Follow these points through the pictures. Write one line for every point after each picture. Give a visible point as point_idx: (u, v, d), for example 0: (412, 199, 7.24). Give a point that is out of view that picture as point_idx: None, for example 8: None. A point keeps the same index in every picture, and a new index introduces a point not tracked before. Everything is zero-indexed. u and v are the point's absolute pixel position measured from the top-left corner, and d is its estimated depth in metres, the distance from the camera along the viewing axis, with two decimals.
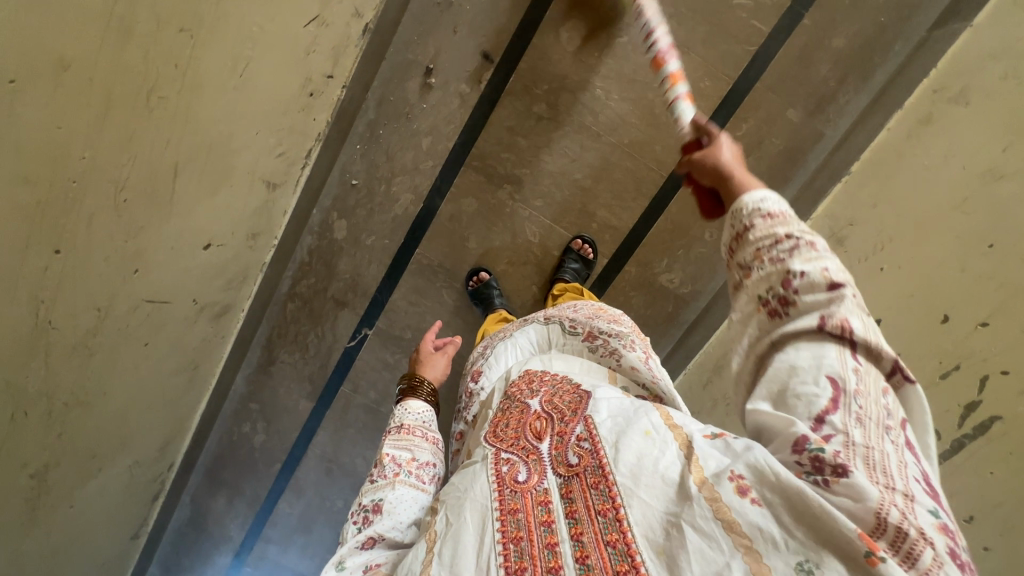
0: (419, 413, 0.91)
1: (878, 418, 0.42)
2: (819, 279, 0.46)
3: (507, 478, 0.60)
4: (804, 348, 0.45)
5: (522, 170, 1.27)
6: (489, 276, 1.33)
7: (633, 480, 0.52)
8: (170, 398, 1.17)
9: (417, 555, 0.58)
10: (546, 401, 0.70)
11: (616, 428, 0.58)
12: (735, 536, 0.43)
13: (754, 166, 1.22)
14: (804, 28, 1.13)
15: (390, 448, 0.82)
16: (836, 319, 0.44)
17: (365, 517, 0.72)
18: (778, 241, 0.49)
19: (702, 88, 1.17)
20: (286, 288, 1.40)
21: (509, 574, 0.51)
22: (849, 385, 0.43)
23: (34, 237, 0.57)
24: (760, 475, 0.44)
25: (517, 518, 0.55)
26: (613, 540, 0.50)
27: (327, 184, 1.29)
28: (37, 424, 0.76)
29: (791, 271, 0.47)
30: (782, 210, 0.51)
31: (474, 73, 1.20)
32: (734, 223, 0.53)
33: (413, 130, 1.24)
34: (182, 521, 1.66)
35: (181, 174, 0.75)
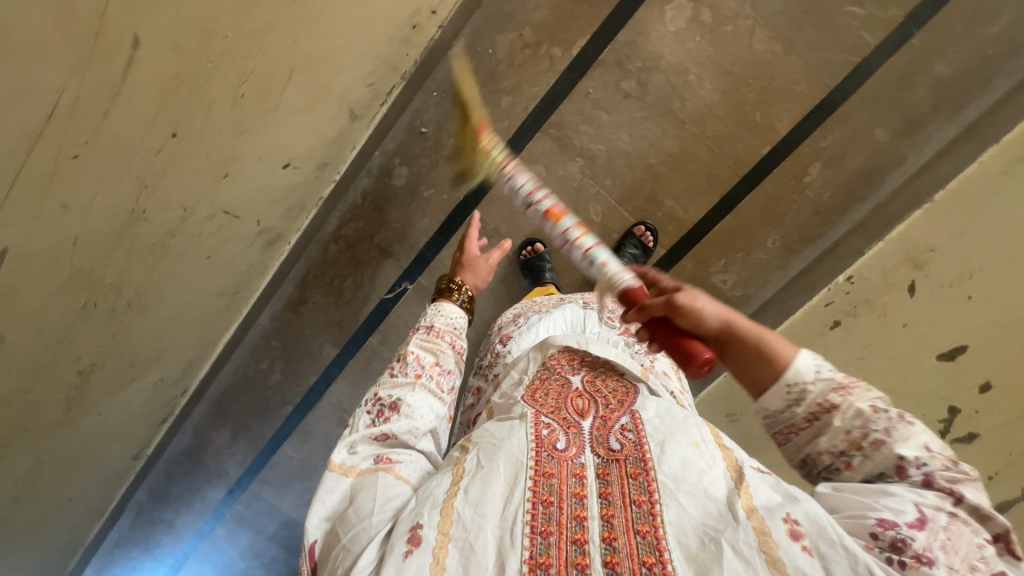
0: (452, 316, 0.83)
1: (968, 555, 0.42)
2: (932, 463, 0.46)
3: (545, 442, 0.59)
4: (892, 490, 0.45)
5: (597, 145, 1.24)
6: (543, 248, 1.31)
7: (675, 482, 0.53)
8: (207, 320, 1.13)
9: (442, 484, 0.56)
10: (589, 381, 0.71)
11: (663, 429, 0.59)
12: (777, 570, 0.44)
13: (831, 180, 1.21)
14: (910, 48, 1.11)
15: (416, 346, 0.75)
16: (945, 480, 0.45)
17: (380, 411, 0.67)
18: (870, 419, 0.47)
19: (797, 91, 1.16)
20: (331, 228, 1.35)
21: (534, 533, 0.50)
22: (942, 520, 0.43)
23: (161, 113, 0.53)
24: (822, 528, 0.45)
25: (550, 482, 0.55)
26: (644, 530, 0.50)
27: (394, 128, 1.25)
28: (99, 319, 0.72)
29: (903, 458, 0.46)
30: (846, 378, 0.50)
31: (569, 37, 1.16)
32: (798, 401, 0.50)
33: (495, 85, 1.20)
34: (180, 449, 1.61)
35: (293, 80, 0.70)
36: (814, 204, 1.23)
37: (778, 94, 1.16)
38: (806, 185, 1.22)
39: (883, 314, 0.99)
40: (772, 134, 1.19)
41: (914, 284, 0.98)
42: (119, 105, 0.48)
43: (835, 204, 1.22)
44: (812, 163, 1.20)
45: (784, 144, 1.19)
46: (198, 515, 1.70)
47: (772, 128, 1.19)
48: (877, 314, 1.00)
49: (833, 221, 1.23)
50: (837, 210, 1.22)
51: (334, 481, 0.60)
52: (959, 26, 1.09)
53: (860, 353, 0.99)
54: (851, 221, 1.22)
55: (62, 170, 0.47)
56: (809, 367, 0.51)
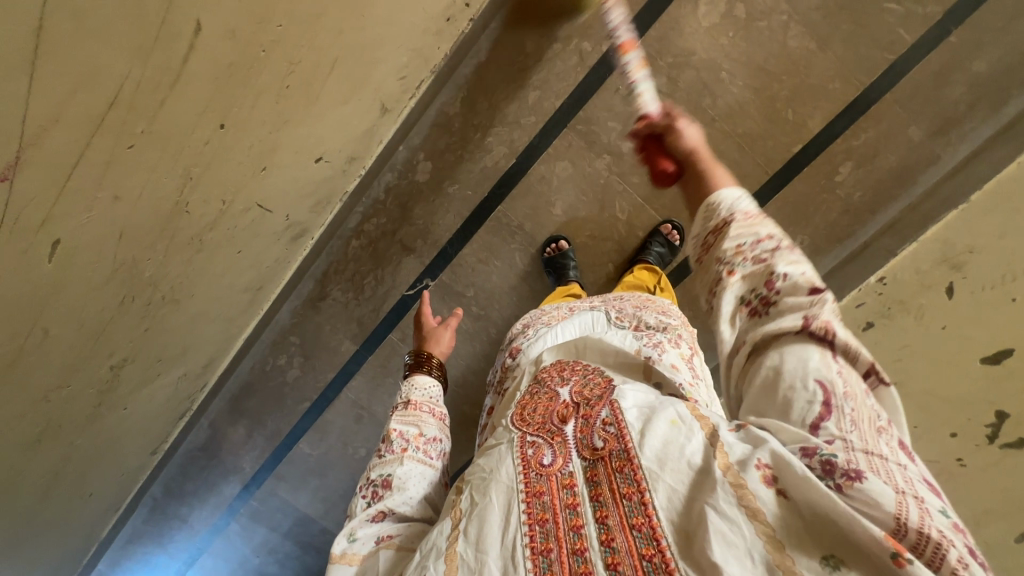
0: (427, 387, 0.83)
1: (870, 416, 0.41)
2: (800, 283, 0.46)
3: (532, 461, 0.56)
4: (789, 350, 0.44)
5: (624, 141, 1.22)
6: (567, 246, 1.28)
7: (660, 466, 0.48)
8: (231, 315, 1.12)
9: (442, 532, 0.54)
10: (577, 392, 0.63)
11: (643, 414, 0.54)
12: (760, 524, 0.40)
13: (862, 179, 1.19)
14: (948, 46, 1.09)
15: (397, 423, 0.75)
16: (823, 322, 0.43)
17: (375, 492, 0.67)
18: (759, 240, 0.49)
19: (831, 89, 1.14)
20: (354, 224, 1.34)
21: (534, 555, 0.48)
22: (841, 389, 0.42)
23: (212, 102, 0.52)
24: (790, 471, 0.40)
25: (543, 500, 0.52)
26: (639, 523, 0.46)
27: (420, 123, 1.24)
28: (134, 314, 0.70)
29: (774, 273, 0.47)
30: (760, 211, 0.51)
31: (599, 32, 1.14)
32: (710, 216, 0.52)
33: (522, 80, 1.19)
34: (196, 445, 1.61)
35: (334, 71, 0.69)
36: (844, 204, 1.21)
37: (811, 91, 1.14)
38: (836, 184, 1.20)
39: (919, 316, 0.98)
40: (804, 132, 1.17)
41: (951, 286, 0.95)
42: (174, 96, 0.47)
43: (865, 204, 1.20)
44: (843, 162, 1.18)
45: (816, 143, 1.18)
46: (212, 510, 1.70)
47: (803, 126, 1.17)
48: (912, 316, 0.99)
49: (863, 221, 1.21)
50: (867, 210, 1.21)
51: (339, 572, 0.59)
52: (999, 23, 1.07)
53: (897, 355, 0.98)
54: (882, 221, 1.20)
55: (117, 161, 0.47)
56: (731, 197, 0.52)
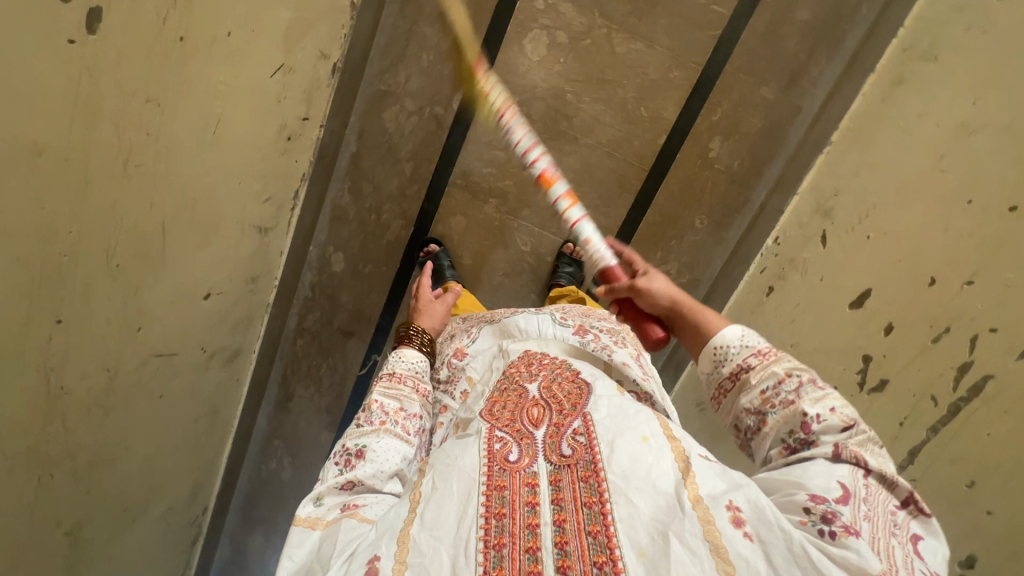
0: (412, 362, 0.90)
1: (885, 522, 0.48)
2: (833, 422, 0.54)
3: (497, 456, 0.60)
4: (818, 462, 0.52)
5: (504, 182, 1.28)
6: (437, 247, 1.31)
7: (624, 480, 0.53)
8: (192, 445, 1.21)
9: (399, 514, 0.56)
10: (545, 388, 0.70)
11: (612, 428, 0.59)
12: (720, 559, 0.45)
13: (736, 148, 1.21)
14: (766, 6, 1.12)
15: (380, 395, 0.81)
16: (852, 451, 0.52)
17: (347, 460, 0.70)
18: (781, 381, 0.58)
19: (672, 78, 1.18)
20: (293, 325, 1.44)
21: (486, 547, 0.50)
22: (861, 491, 0.49)
23: (34, 310, 0.61)
24: (762, 513, 0.47)
25: (503, 494, 0.55)
26: (595, 530, 0.50)
27: (319, 221, 1.33)
28: (57, 487, 0.79)
29: (807, 415, 0.55)
30: (768, 346, 0.61)
31: (446, 95, 1.22)
32: (723, 362, 0.63)
33: (395, 157, 1.28)
34: (225, 560, 1.70)
35: (169, 232, 0.78)
36: (728, 175, 1.23)
37: (655, 86, 1.19)
38: (713, 160, 1.23)
39: (805, 271, 0.99)
40: (663, 123, 1.21)
41: (825, 234, 0.97)
42: None
43: (747, 169, 1.22)
44: (711, 139, 1.21)
45: (678, 129, 1.21)
46: None
47: (661, 118, 1.21)
48: (800, 271, 1.00)
49: (752, 186, 1.23)
50: (752, 175, 1.22)
51: (300, 534, 0.60)
52: None
53: (795, 315, 0.97)
54: (768, 180, 1.22)
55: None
56: (736, 336, 0.64)
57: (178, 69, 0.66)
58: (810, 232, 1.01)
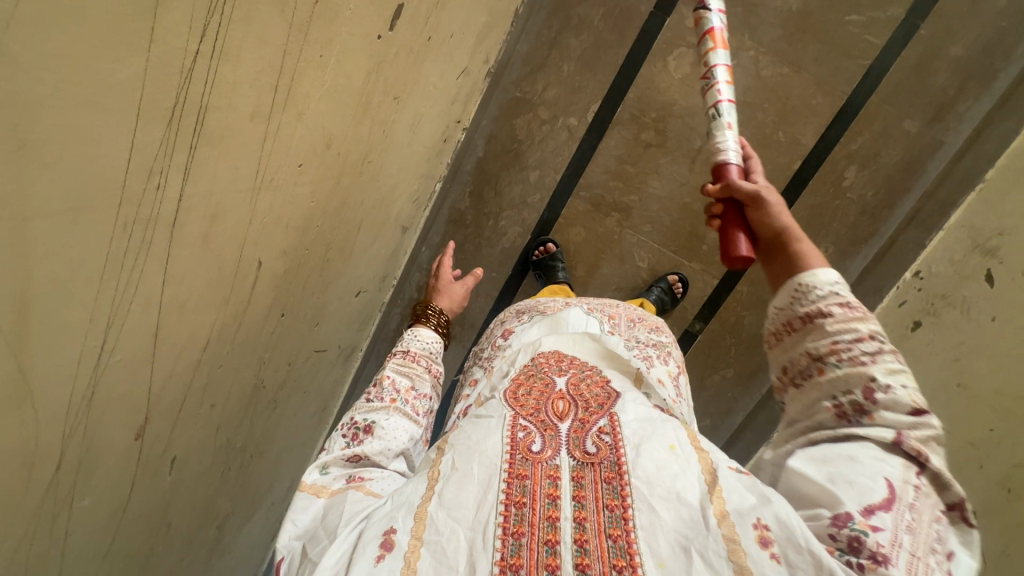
0: (428, 341, 0.84)
1: (928, 535, 0.41)
2: (902, 401, 0.46)
3: (520, 445, 0.52)
4: (872, 448, 0.44)
5: (629, 197, 1.27)
6: (555, 247, 1.29)
7: (650, 487, 0.47)
8: (303, 441, 1.20)
9: (416, 490, 0.49)
10: (573, 383, 0.64)
11: (641, 432, 0.53)
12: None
13: (871, 178, 1.20)
14: (920, 39, 1.12)
15: (391, 372, 0.74)
16: (914, 443, 0.44)
17: (353, 434, 0.64)
18: (858, 338, 0.50)
19: (814, 104, 1.17)
20: (394, 326, 1.43)
21: (504, 535, 0.44)
22: (907, 497, 0.42)
23: (275, 303, 0.60)
24: (791, 534, 0.41)
25: (524, 484, 0.48)
26: (616, 534, 0.44)
27: (437, 223, 1.33)
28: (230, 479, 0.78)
29: (873, 380, 0.48)
30: (858, 301, 0.53)
31: (582, 106, 1.22)
32: (800, 300, 0.55)
33: (521, 164, 1.28)
34: None
35: (361, 228, 0.78)
36: (859, 205, 1.22)
37: (796, 111, 1.18)
38: (846, 189, 1.22)
39: (966, 309, 0.97)
40: (800, 149, 1.20)
41: (991, 273, 0.95)
42: (250, 313, 0.55)
43: (881, 201, 1.21)
44: (847, 167, 1.20)
45: (814, 155, 1.20)
46: None
47: (798, 143, 1.20)
48: (959, 309, 0.98)
49: (884, 217, 1.22)
50: (885, 206, 1.21)
51: (305, 500, 0.54)
52: (964, 7, 1.09)
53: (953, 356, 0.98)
54: (902, 213, 1.20)
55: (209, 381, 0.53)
56: (824, 278, 0.55)
57: (417, 68, 0.66)
58: (968, 270, 0.99)
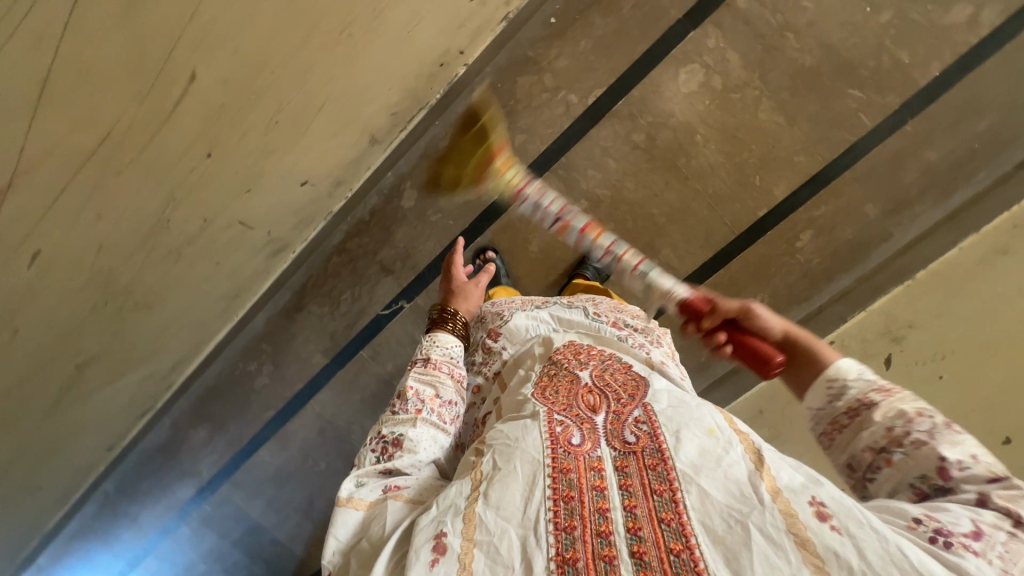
0: (447, 348, 0.86)
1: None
2: (979, 472, 0.50)
3: (561, 439, 0.62)
4: (955, 505, 0.48)
5: (602, 190, 1.28)
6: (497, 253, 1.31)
7: (693, 469, 0.55)
8: (203, 322, 1.14)
9: (462, 491, 0.58)
10: (597, 375, 0.71)
11: (676, 417, 0.61)
12: (807, 551, 0.46)
13: (822, 247, 1.26)
14: (903, 134, 1.17)
15: (414, 381, 0.78)
16: (1002, 501, 0.47)
17: (384, 448, 0.71)
18: (911, 419, 0.54)
19: (795, 161, 1.21)
20: (336, 241, 1.40)
21: (558, 529, 0.53)
22: (998, 535, 0.45)
23: None
24: (850, 510, 0.47)
25: (570, 477, 0.57)
26: (668, 517, 0.52)
27: (410, 153, 1.31)
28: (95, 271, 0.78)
29: (946, 460, 0.51)
30: (892, 385, 0.59)
31: (586, 87, 1.22)
32: (838, 396, 0.62)
33: (511, 123, 1.26)
34: (159, 442, 1.63)
35: None
36: (803, 269, 1.28)
37: (777, 162, 1.22)
38: (797, 249, 1.27)
39: None
40: (769, 199, 1.25)
41: (891, 357, 1.05)
42: None
43: (822, 271, 1.27)
44: (804, 230, 1.26)
45: (780, 209, 1.25)
46: (164, 511, 1.73)
47: (769, 193, 1.24)
48: None
49: (820, 286, 1.28)
50: (825, 277, 1.27)
51: (345, 514, 0.63)
52: (950, 118, 1.15)
53: None
54: (837, 287, 1.27)
55: (74, 96, 0.58)
56: (851, 369, 0.63)
57: None
58: (873, 349, 1.07)
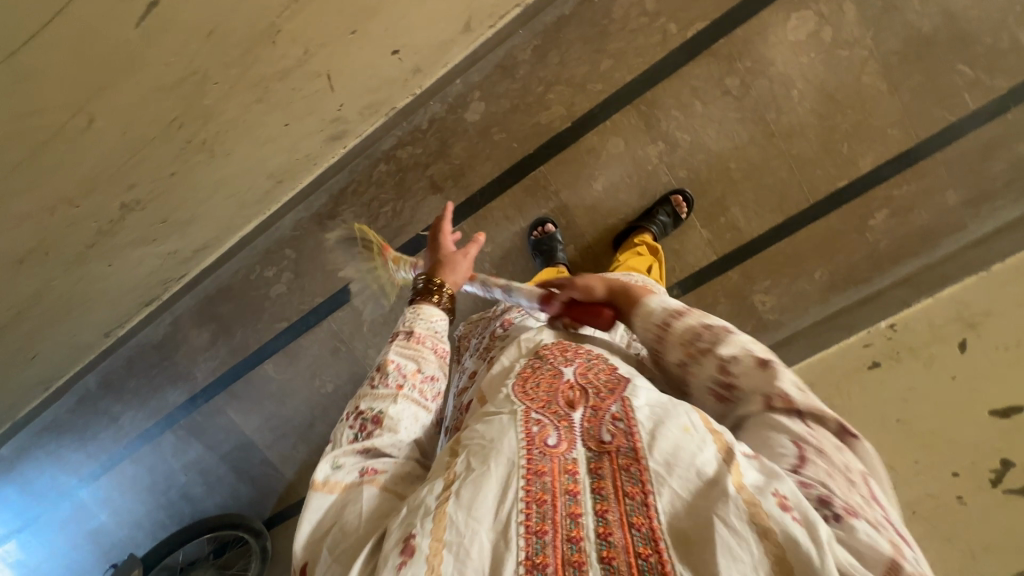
0: (434, 320, 0.75)
1: (840, 465, 0.46)
2: (750, 361, 0.53)
3: (536, 438, 0.51)
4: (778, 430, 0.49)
5: (682, 133, 1.21)
6: (554, 230, 1.26)
7: (667, 469, 0.46)
8: None
9: (433, 490, 0.48)
10: (583, 373, 0.59)
11: (656, 416, 0.51)
12: (768, 543, 0.39)
13: (893, 229, 1.23)
14: (1003, 121, 1.13)
15: (395, 354, 0.67)
16: (787, 397, 0.50)
17: (361, 426, 0.61)
18: (698, 333, 0.57)
19: (887, 134, 1.17)
20: (386, 146, 1.29)
21: (528, 534, 0.44)
22: (814, 453, 0.47)
23: None
24: (806, 507, 0.41)
25: (544, 480, 0.48)
26: (638, 523, 0.44)
27: (485, 60, 1.22)
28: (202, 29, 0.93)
29: (724, 359, 0.54)
30: (685, 307, 0.61)
31: (688, 18, 1.14)
32: (652, 326, 0.61)
33: (600, 45, 1.17)
34: (157, 338, 1.52)
35: None
36: (870, 249, 1.24)
37: (868, 131, 1.17)
38: (868, 228, 1.23)
39: (929, 363, 0.99)
40: (851, 169, 1.20)
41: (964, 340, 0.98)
42: None
43: (889, 254, 1.24)
44: (879, 208, 1.22)
45: (860, 182, 1.21)
46: (148, 416, 1.61)
47: (853, 163, 1.19)
48: (922, 362, 1.00)
49: (883, 270, 1.24)
50: (890, 261, 1.24)
51: (320, 500, 0.55)
52: None
53: (902, 396, 0.99)
54: (901, 273, 1.23)
55: None
56: (659, 303, 0.63)
57: None
58: (944, 333, 1.00)
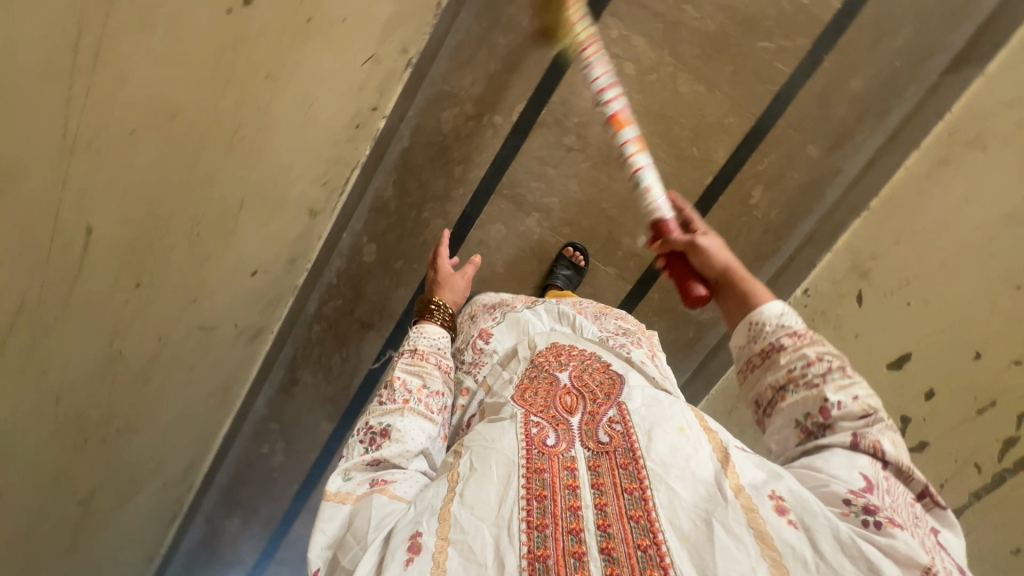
0: (435, 338, 0.85)
1: (907, 507, 0.50)
2: (854, 409, 0.54)
3: (536, 439, 0.61)
4: (838, 453, 0.52)
5: (550, 197, 1.31)
6: None
7: (663, 468, 0.55)
8: (201, 420, 1.18)
9: (438, 493, 0.57)
10: (576, 376, 0.71)
11: (650, 417, 0.61)
12: (766, 545, 0.47)
13: (776, 198, 1.26)
14: (824, 70, 1.18)
15: (402, 372, 0.76)
16: (872, 441, 0.52)
17: (372, 439, 0.68)
18: (810, 363, 0.57)
19: (726, 123, 1.23)
20: (312, 309, 1.42)
21: (529, 528, 0.51)
22: (881, 481, 0.50)
23: (122, 271, 0.60)
24: (808, 505, 0.48)
25: (543, 477, 0.56)
26: (637, 515, 0.52)
27: (359, 209, 1.33)
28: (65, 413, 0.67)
29: (828, 401, 0.55)
30: (805, 328, 0.60)
31: (507, 106, 1.24)
32: (756, 337, 0.62)
33: (446, 158, 1.29)
34: (197, 541, 1.66)
35: (245, 207, 0.79)
36: (763, 223, 1.28)
37: (709, 129, 1.23)
38: (753, 206, 1.27)
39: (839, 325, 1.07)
40: (711, 164, 1.25)
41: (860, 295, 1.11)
42: (87, 278, 0.54)
43: (783, 221, 1.27)
44: (754, 186, 1.26)
45: (725, 172, 1.26)
46: None
47: (710, 160, 1.25)
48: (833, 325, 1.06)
49: (784, 237, 1.28)
50: (786, 226, 1.27)
51: (332, 509, 0.59)
52: (864, 44, 1.16)
53: None
54: (801, 234, 1.27)
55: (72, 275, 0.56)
56: (775, 312, 0.62)
57: (294, 50, 0.66)
58: (844, 290, 1.10)
